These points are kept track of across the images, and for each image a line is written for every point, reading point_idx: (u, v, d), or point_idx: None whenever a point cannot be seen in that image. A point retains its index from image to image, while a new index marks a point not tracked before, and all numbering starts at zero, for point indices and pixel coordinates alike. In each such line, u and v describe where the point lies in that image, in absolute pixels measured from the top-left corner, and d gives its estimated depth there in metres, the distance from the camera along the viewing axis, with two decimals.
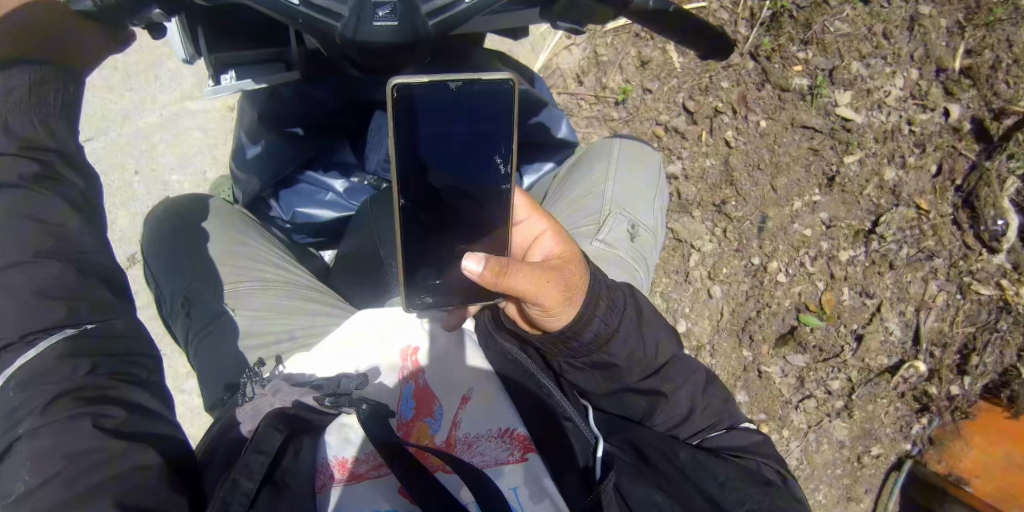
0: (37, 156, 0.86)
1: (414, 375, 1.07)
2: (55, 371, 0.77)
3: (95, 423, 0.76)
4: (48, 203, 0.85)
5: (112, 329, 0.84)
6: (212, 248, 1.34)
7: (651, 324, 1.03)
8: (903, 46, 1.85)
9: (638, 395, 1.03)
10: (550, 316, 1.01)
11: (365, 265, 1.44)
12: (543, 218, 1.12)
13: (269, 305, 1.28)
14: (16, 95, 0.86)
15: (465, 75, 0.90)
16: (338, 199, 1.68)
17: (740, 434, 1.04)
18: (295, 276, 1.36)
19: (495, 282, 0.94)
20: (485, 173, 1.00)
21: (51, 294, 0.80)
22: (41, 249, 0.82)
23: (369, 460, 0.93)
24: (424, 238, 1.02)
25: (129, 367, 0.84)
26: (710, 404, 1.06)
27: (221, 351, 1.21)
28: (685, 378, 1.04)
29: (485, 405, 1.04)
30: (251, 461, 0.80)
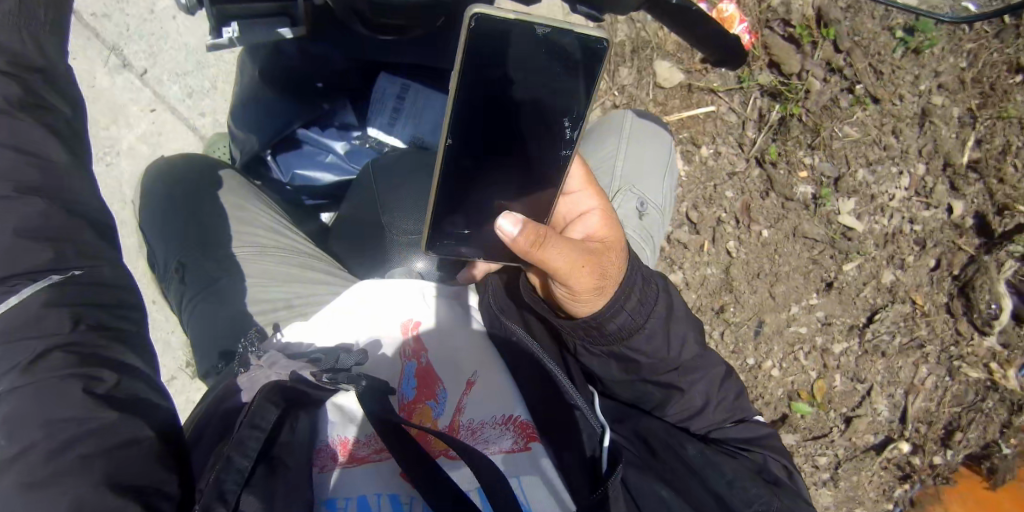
0: (19, 75, 0.82)
1: (416, 354, 1.03)
2: (38, 320, 0.72)
3: (86, 387, 0.71)
4: (33, 131, 0.80)
5: (99, 278, 0.79)
6: (209, 213, 1.31)
7: (680, 324, 1.00)
8: (911, 143, 1.81)
9: (655, 386, 0.99)
10: (575, 301, 0.97)
11: (366, 228, 1.39)
12: (594, 196, 1.09)
13: (266, 272, 1.22)
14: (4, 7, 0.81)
15: (554, 21, 0.88)
16: (338, 163, 1.60)
17: (751, 426, 1.03)
18: (292, 242, 1.29)
19: (527, 251, 0.90)
20: (542, 129, 0.99)
21: (33, 233, 0.76)
22: (23, 184, 0.77)
23: (370, 443, 0.90)
24: (462, 179, 1.00)
25: (116, 319, 0.79)
26: (724, 399, 1.03)
27: (215, 315, 1.17)
28: (705, 372, 1.01)
29: (488, 391, 1.01)
30: (247, 437, 0.76)
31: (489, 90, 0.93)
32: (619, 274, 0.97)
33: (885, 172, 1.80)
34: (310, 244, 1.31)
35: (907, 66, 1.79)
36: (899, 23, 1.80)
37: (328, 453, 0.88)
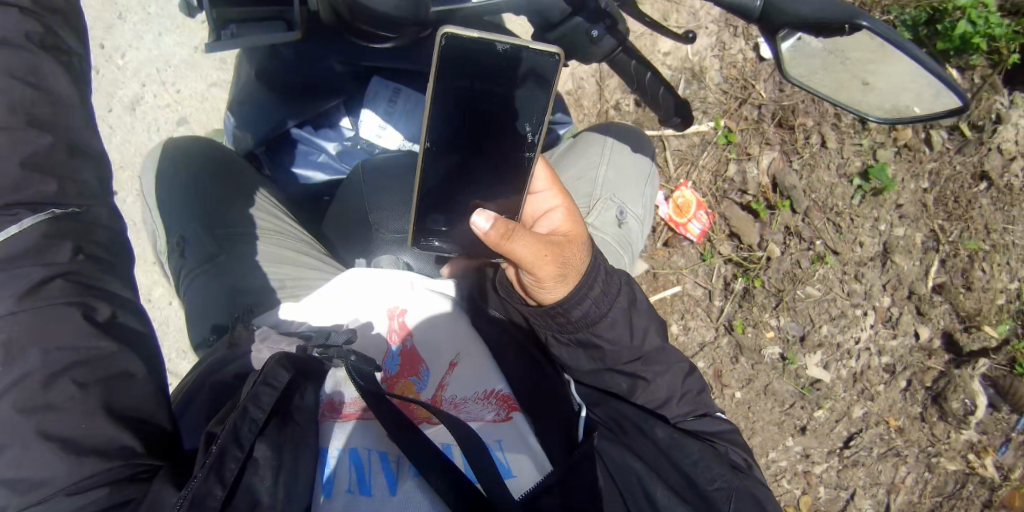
0: (39, 13, 0.83)
1: (402, 338, 1.09)
2: (43, 250, 0.76)
3: (84, 314, 0.75)
4: (50, 70, 0.82)
5: (94, 218, 0.83)
6: (214, 192, 1.33)
7: (642, 316, 1.08)
8: (874, 282, 1.87)
9: (620, 375, 1.06)
10: (542, 288, 1.04)
11: (354, 223, 1.43)
12: (557, 195, 1.17)
13: (262, 254, 1.28)
14: None
15: (514, 40, 0.93)
16: (329, 162, 1.65)
17: (713, 421, 1.09)
18: (289, 228, 1.35)
19: (497, 242, 0.97)
20: (514, 139, 1.05)
21: (39, 166, 0.78)
22: (32, 116, 0.79)
23: (357, 402, 0.96)
24: (446, 182, 1.07)
25: (103, 253, 0.82)
26: (688, 392, 1.09)
27: (212, 291, 1.21)
28: (668, 365, 1.08)
29: (471, 369, 1.07)
30: (261, 392, 0.80)
31: (464, 100, 0.99)
32: (583, 265, 1.05)
33: (852, 315, 1.86)
34: (300, 227, 1.36)
35: (865, 213, 1.86)
36: (855, 169, 1.87)
37: (324, 411, 0.95)
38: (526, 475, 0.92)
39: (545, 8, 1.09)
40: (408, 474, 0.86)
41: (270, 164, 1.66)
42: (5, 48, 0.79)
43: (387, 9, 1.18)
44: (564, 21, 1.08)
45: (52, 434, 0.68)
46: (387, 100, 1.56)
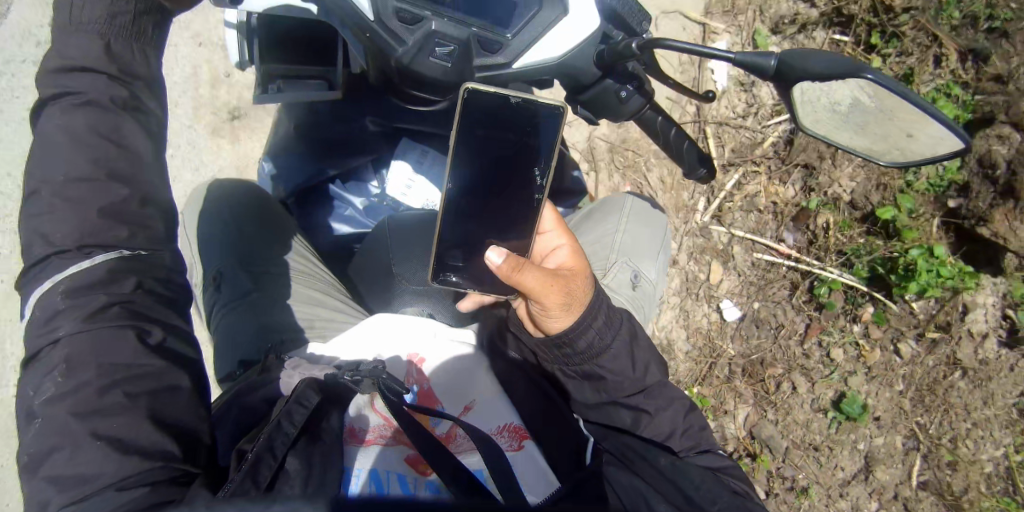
0: (123, 80, 0.90)
1: (420, 380, 1.15)
2: (108, 282, 0.84)
3: (139, 339, 0.82)
4: (134, 132, 0.89)
5: (159, 261, 0.90)
6: (251, 234, 1.43)
7: (644, 350, 1.15)
8: (863, 498, 2.06)
9: (624, 408, 1.13)
10: (549, 318, 1.14)
11: (377, 270, 1.50)
12: (563, 235, 1.26)
13: (294, 294, 1.37)
14: (122, 20, 0.88)
15: (522, 94, 1.03)
16: (356, 216, 1.75)
17: (716, 457, 1.13)
18: (318, 272, 1.44)
19: (508, 276, 1.09)
20: (526, 182, 1.16)
21: (113, 214, 0.85)
22: (113, 171, 0.86)
23: (375, 430, 1.01)
24: (465, 222, 1.17)
25: (163, 290, 0.89)
26: (690, 428, 1.14)
27: (239, 329, 1.29)
28: (670, 401, 1.15)
29: (485, 406, 1.13)
30: (294, 410, 0.86)
31: (483, 147, 1.10)
32: (588, 297, 1.15)
33: None
34: (326, 268, 1.46)
35: (843, 438, 2.07)
36: (829, 403, 2.09)
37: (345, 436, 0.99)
38: (539, 490, 1.04)
39: (576, 72, 1.09)
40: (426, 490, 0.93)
41: (298, 213, 1.77)
42: (91, 108, 0.86)
43: (436, 74, 1.08)
44: (595, 83, 1.11)
45: (104, 436, 0.75)
46: (415, 160, 1.68)
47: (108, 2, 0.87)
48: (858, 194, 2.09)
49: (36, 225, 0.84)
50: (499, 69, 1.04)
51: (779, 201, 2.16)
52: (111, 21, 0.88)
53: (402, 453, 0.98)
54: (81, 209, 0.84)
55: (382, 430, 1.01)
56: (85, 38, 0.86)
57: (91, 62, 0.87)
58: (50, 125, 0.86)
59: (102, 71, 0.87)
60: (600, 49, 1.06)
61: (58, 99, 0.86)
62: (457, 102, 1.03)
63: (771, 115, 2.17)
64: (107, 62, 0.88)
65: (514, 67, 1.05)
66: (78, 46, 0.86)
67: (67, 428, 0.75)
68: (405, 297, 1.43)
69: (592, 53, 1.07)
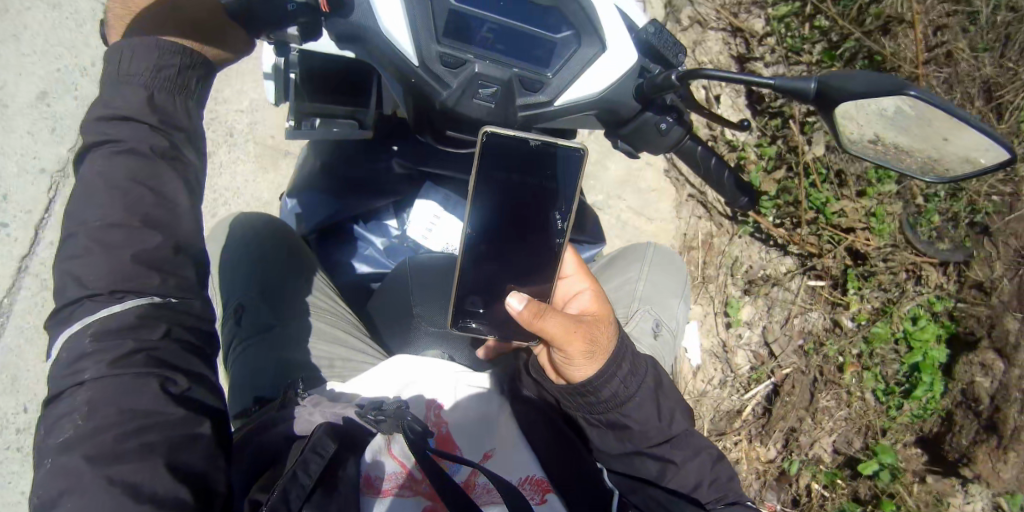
0: (166, 130, 0.91)
1: (437, 425, 1.12)
2: (136, 328, 0.82)
3: (163, 387, 0.81)
4: (169, 180, 0.89)
5: (188, 309, 0.88)
6: (272, 268, 1.43)
7: (669, 396, 1.13)
8: None
9: (649, 458, 1.11)
10: (573, 368, 1.10)
11: (395, 309, 1.49)
12: (585, 278, 1.24)
13: (314, 333, 1.35)
14: (167, 73, 0.90)
15: (542, 137, 1.04)
16: (375, 256, 1.74)
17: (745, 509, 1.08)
18: (340, 309, 1.42)
19: (532, 323, 1.08)
20: (546, 225, 1.15)
21: (145, 260, 0.85)
22: (148, 217, 0.87)
23: (392, 479, 0.96)
24: (486, 269, 1.16)
25: (190, 336, 0.87)
26: (717, 479, 1.11)
27: (256, 363, 1.30)
28: (695, 452, 1.12)
29: (505, 456, 1.11)
30: (309, 460, 0.84)
31: (504, 189, 1.09)
32: (612, 343, 1.12)
33: None
34: (345, 305, 1.43)
35: None
36: None
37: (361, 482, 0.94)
38: None
39: (616, 105, 1.09)
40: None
41: (316, 247, 1.78)
42: (131, 157, 0.87)
43: (480, 115, 1.06)
44: (635, 116, 1.11)
45: (119, 481, 0.73)
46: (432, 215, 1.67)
47: (156, 55, 0.89)
48: (841, 443, 2.13)
49: (69, 267, 0.83)
50: (541, 107, 1.05)
51: (761, 465, 2.12)
52: (157, 74, 0.89)
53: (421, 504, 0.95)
54: (115, 254, 0.83)
55: (401, 475, 0.97)
56: (130, 89, 0.88)
57: (132, 112, 0.88)
58: (90, 171, 0.86)
59: (144, 121, 0.89)
60: (639, 83, 1.07)
61: (99, 147, 0.87)
62: (477, 144, 1.03)
63: (749, 383, 2.16)
64: (148, 112, 0.89)
65: (555, 105, 1.06)
66: (122, 99, 0.88)
67: (88, 475, 0.73)
68: (423, 339, 1.42)
69: (632, 88, 1.07)
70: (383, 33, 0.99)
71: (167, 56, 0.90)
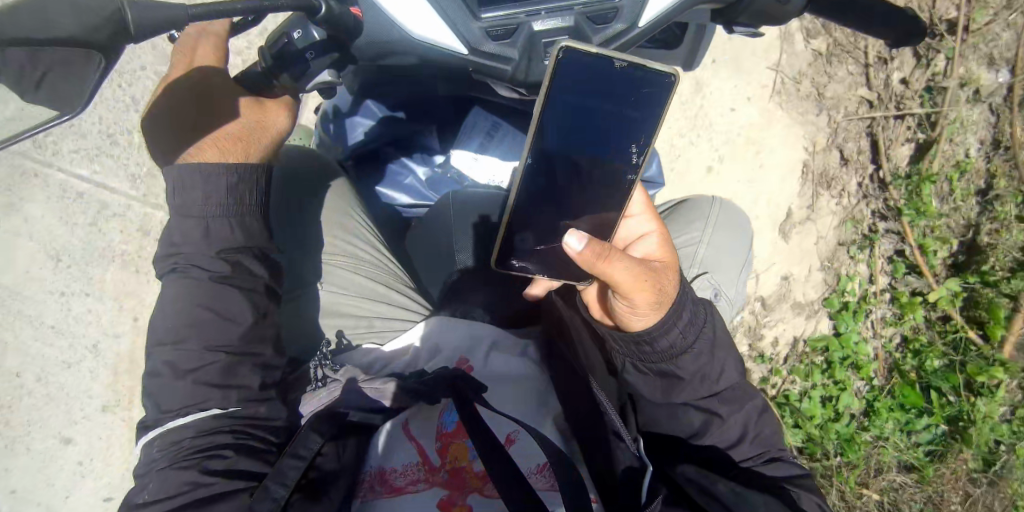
0: (234, 257, 1.03)
1: None
2: (204, 430, 0.98)
3: (211, 466, 0.96)
4: (228, 298, 1.02)
5: (255, 413, 1.03)
6: (318, 216, 1.37)
7: (723, 350, 1.13)
8: None
9: (693, 409, 1.13)
10: (636, 316, 1.10)
11: (435, 256, 1.40)
12: (651, 220, 1.21)
13: (354, 285, 1.34)
14: (217, 195, 1.00)
15: (633, 59, 0.93)
16: (417, 186, 1.67)
17: (785, 464, 1.16)
18: (385, 260, 1.39)
19: (592, 263, 1.03)
20: (620, 155, 1.07)
21: (205, 380, 0.99)
22: (211, 342, 1.00)
23: (407, 474, 1.02)
24: (540, 205, 1.10)
25: (252, 427, 1.02)
26: (760, 432, 1.16)
27: (300, 322, 1.32)
28: (741, 405, 1.15)
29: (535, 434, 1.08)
30: (288, 466, 0.88)
31: (571, 114, 0.99)
32: (676, 290, 1.11)
33: None
34: (393, 257, 1.41)
35: None
36: None
37: (374, 483, 1.02)
38: None
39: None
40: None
41: (353, 168, 1.70)
42: (196, 284, 1.01)
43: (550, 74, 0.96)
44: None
45: None
46: (484, 135, 1.60)
47: (205, 186, 0.99)
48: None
49: (151, 387, 1.00)
50: (626, 35, 0.96)
51: None
52: (207, 204, 0.99)
53: (436, 496, 1.00)
54: (186, 379, 0.99)
55: (415, 469, 1.02)
56: (191, 221, 0.99)
57: (185, 244, 1.00)
58: (167, 295, 1.02)
59: (201, 252, 1.00)
60: None
61: (168, 273, 1.02)
62: (550, 60, 0.90)
63: None
64: (206, 243, 1.00)
65: (638, 28, 0.96)
66: (184, 227, 0.99)
67: None
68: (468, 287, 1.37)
69: None
70: (429, 40, 0.93)
71: (214, 179, 0.99)
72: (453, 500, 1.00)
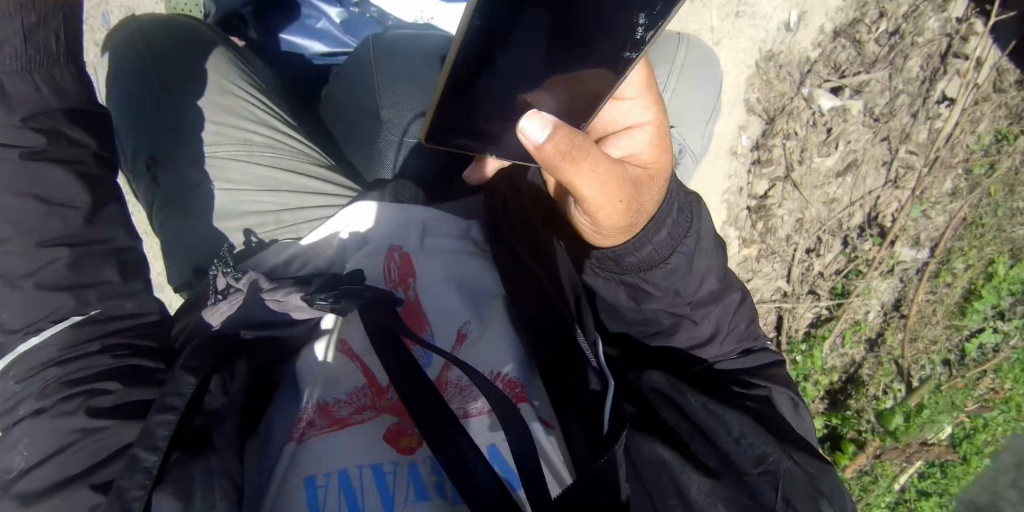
0: (52, 122, 0.75)
1: (404, 282, 0.91)
2: (70, 352, 0.74)
3: (93, 403, 0.72)
4: (54, 177, 0.75)
5: (121, 312, 0.79)
6: (189, 99, 1.09)
7: (704, 255, 0.97)
8: None
9: (663, 312, 0.97)
10: (599, 230, 0.92)
11: (351, 123, 1.18)
12: (651, 107, 0.98)
13: (250, 173, 1.09)
14: (11, 44, 0.71)
15: None
16: (332, 32, 1.36)
17: (757, 355, 1.03)
18: (285, 139, 1.14)
19: (555, 163, 0.80)
20: (618, 28, 0.79)
21: (49, 285, 0.74)
22: (44, 236, 0.74)
23: (352, 402, 0.78)
24: (500, 76, 0.77)
25: (132, 339, 0.79)
26: (736, 328, 1.01)
27: (194, 227, 1.05)
28: (716, 303, 0.99)
29: (483, 339, 0.87)
30: (156, 425, 0.66)
31: None
32: (655, 205, 0.93)
33: None
34: (296, 134, 1.16)
35: None
36: None
37: (311, 417, 0.76)
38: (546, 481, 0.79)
39: None
40: (407, 495, 0.73)
41: (255, 25, 1.33)
42: (3, 164, 0.72)
43: None
44: None
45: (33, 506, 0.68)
46: None
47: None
48: None
49: None
50: None
51: None
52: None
53: (383, 425, 0.77)
54: (22, 285, 0.73)
55: (359, 395, 0.78)
56: None
57: None
58: None
59: (7, 117, 0.72)
60: None
61: None
62: None
63: None
64: (8, 105, 0.71)
65: None
66: None
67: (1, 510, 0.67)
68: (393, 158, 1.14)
69: None
70: None
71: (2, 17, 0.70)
72: (405, 428, 0.77)
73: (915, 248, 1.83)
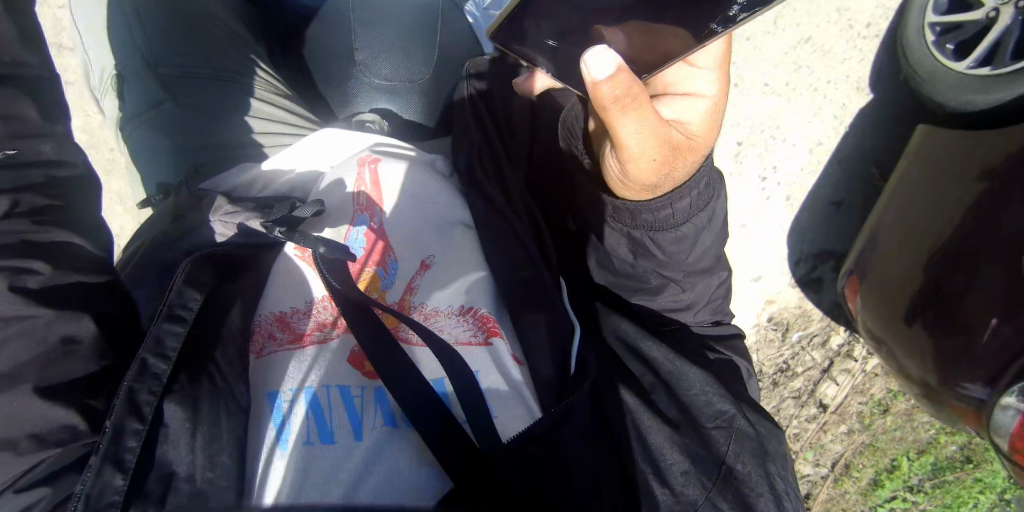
0: None
1: (369, 207, 0.91)
2: None
3: (13, 281, 0.62)
4: None
5: (36, 155, 0.68)
6: (160, 19, 1.04)
7: (712, 237, 0.95)
8: None
9: (655, 273, 0.98)
10: (625, 187, 0.92)
11: (328, 60, 1.16)
12: (719, 80, 0.94)
13: (216, 95, 1.04)
14: None
15: None
16: None
17: (725, 328, 1.06)
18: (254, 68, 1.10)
19: (605, 104, 0.79)
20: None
21: None
22: None
23: (312, 315, 0.77)
24: None
25: (51, 200, 0.68)
26: (713, 302, 1.02)
27: (159, 145, 1.00)
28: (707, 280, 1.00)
29: (446, 273, 0.87)
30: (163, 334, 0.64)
31: None
32: (685, 175, 0.91)
33: None
34: (269, 64, 1.14)
35: None
36: None
37: (271, 329, 0.76)
38: (509, 416, 0.78)
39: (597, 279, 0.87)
40: (376, 418, 0.72)
41: None
42: None
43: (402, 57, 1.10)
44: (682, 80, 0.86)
45: None
46: None
47: None
48: None
49: None
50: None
51: None
52: None
53: (347, 347, 0.76)
54: None
55: (321, 310, 0.77)
56: None
57: None
58: None
59: None
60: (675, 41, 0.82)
61: None
62: None
63: None
64: None
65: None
66: None
67: None
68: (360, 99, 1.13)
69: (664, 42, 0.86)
70: None
71: None
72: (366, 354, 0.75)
73: (814, 464, 1.42)
